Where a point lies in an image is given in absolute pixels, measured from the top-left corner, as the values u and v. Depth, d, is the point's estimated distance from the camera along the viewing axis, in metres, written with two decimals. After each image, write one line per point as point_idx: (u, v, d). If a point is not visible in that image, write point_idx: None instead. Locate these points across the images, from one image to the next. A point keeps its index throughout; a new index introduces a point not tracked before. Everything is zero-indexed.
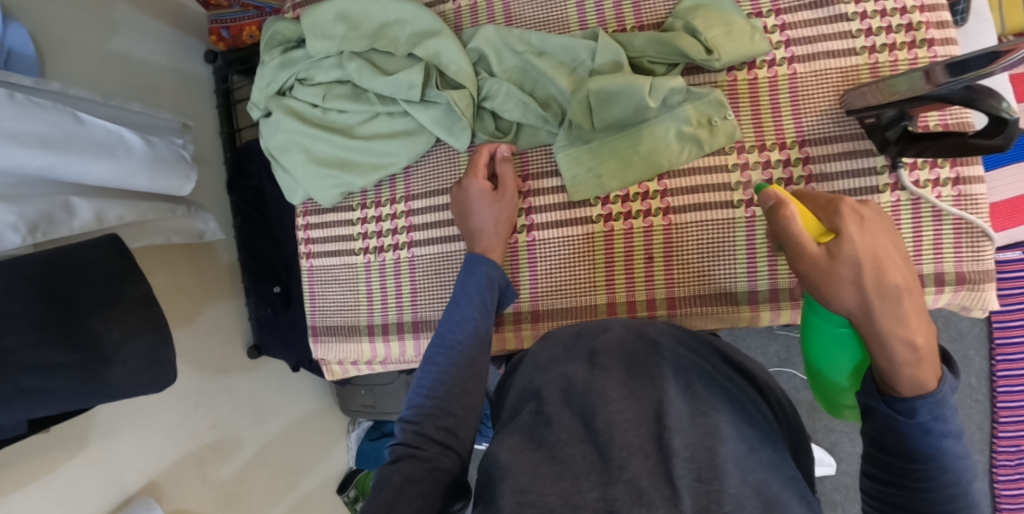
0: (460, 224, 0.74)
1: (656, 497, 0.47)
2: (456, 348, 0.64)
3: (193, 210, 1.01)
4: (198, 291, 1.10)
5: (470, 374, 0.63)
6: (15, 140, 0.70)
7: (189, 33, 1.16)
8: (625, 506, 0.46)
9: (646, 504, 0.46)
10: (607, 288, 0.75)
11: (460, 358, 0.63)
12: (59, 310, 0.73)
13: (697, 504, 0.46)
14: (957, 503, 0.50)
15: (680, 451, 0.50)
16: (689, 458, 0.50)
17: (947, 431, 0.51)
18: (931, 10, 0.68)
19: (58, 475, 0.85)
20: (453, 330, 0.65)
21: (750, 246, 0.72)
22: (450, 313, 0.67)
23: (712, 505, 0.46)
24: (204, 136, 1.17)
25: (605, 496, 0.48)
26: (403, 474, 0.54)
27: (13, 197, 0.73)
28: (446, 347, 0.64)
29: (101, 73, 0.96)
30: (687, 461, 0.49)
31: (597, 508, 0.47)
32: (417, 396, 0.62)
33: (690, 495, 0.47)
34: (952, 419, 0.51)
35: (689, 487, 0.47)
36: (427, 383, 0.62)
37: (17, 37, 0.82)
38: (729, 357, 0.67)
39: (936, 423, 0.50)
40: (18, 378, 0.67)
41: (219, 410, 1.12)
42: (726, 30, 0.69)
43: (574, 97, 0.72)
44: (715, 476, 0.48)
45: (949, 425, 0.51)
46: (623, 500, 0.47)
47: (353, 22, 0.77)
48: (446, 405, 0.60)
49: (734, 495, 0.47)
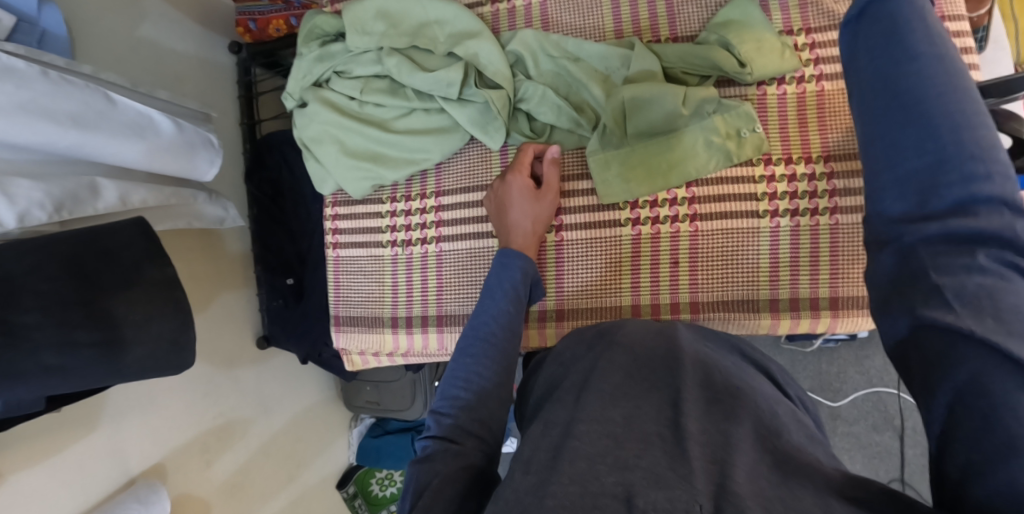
0: (497, 217, 0.76)
1: (672, 479, 0.48)
2: (488, 340, 0.65)
3: (214, 197, 1.01)
4: (213, 278, 1.10)
5: (500, 367, 0.64)
6: (47, 118, 0.70)
7: (216, 24, 1.17)
8: (643, 490, 0.47)
9: (664, 485, 0.47)
10: (631, 290, 0.77)
11: (492, 350, 0.64)
12: (83, 288, 0.73)
13: (714, 485, 0.47)
14: (961, 203, 0.51)
15: (695, 434, 0.52)
16: (706, 442, 0.52)
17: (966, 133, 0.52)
18: (955, 36, 0.71)
19: (66, 457, 0.85)
20: (487, 323, 0.67)
21: (773, 256, 0.74)
22: (482, 306, 0.69)
23: (728, 481, 0.47)
24: (225, 125, 1.17)
25: (624, 481, 0.48)
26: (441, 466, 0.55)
27: (41, 175, 0.74)
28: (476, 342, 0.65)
29: (129, 58, 0.97)
30: (701, 444, 0.51)
31: (617, 493, 0.48)
32: (452, 387, 0.63)
33: (704, 477, 0.48)
34: (920, 44, 0.57)
35: (702, 467, 0.49)
36: (461, 374, 0.63)
37: (51, 18, 0.82)
38: (750, 356, 0.68)
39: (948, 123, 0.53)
40: (42, 356, 0.68)
41: (226, 398, 1.12)
42: (757, 45, 0.71)
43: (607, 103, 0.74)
44: (726, 455, 0.50)
45: (949, 95, 0.54)
46: (641, 484, 0.48)
47: (394, 19, 0.79)
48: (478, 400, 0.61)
49: (744, 469, 0.49)
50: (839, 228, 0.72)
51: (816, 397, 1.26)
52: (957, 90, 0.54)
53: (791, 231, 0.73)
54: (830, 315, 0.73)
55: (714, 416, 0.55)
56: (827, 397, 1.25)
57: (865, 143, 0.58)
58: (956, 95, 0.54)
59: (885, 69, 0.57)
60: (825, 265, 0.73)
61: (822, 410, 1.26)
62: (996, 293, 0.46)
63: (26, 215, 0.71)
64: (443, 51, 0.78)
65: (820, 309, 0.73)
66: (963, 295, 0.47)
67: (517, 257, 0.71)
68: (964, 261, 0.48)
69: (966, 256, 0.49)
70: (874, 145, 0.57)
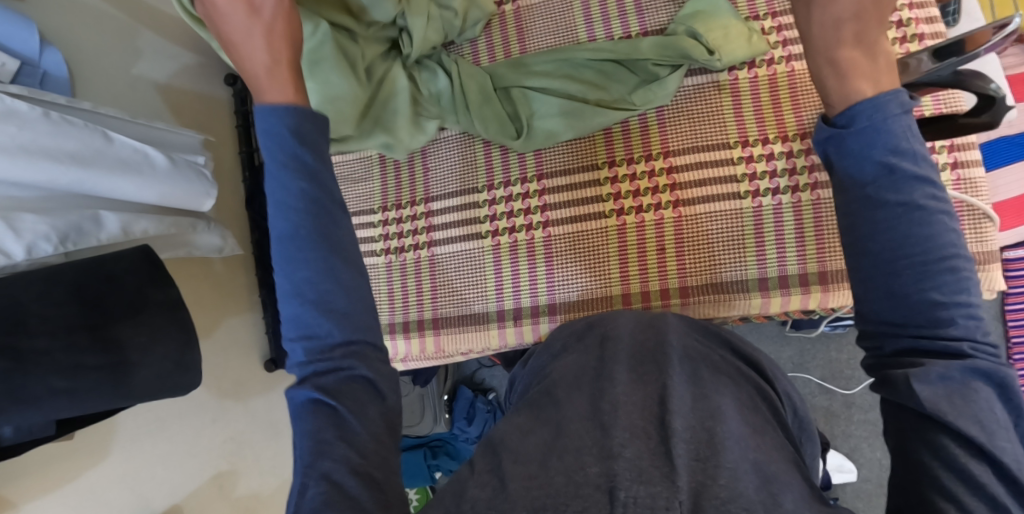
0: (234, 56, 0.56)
1: (655, 475, 0.47)
2: (295, 225, 0.51)
3: (212, 225, 1.03)
4: (218, 304, 1.12)
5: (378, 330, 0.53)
6: (47, 155, 0.73)
7: (212, 58, 1.22)
8: (626, 483, 0.46)
9: (645, 481, 0.46)
10: (620, 279, 0.78)
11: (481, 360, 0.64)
12: (91, 314, 0.75)
13: (695, 480, 0.47)
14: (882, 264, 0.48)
15: (680, 432, 0.51)
16: (689, 440, 0.50)
17: (901, 180, 0.45)
18: (919, 7, 0.72)
19: (78, 484, 0.87)
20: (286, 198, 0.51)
21: (757, 236, 0.74)
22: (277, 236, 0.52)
23: (710, 480, 0.47)
24: (224, 154, 1.21)
25: (607, 472, 0.48)
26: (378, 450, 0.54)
27: (47, 210, 0.77)
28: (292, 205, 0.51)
29: (127, 96, 1.01)
30: (687, 442, 0.50)
31: (600, 485, 0.47)
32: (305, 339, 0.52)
33: (688, 474, 0.47)
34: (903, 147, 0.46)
35: (686, 464, 0.48)
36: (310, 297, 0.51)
37: (52, 61, 0.86)
38: (739, 351, 0.68)
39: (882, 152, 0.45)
40: (50, 379, 0.69)
41: (236, 423, 1.13)
42: (724, 33, 0.73)
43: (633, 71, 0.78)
44: (713, 454, 0.49)
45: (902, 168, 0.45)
46: (625, 475, 0.47)
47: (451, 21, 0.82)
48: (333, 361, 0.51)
49: (732, 469, 0.48)
50: (822, 202, 0.73)
51: (826, 386, 1.25)
52: None
53: (774, 211, 0.74)
54: (821, 290, 0.73)
55: (700, 411, 0.54)
56: (838, 385, 1.24)
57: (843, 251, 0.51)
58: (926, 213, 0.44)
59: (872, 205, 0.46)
60: (811, 242, 0.73)
61: (835, 399, 1.25)
62: (959, 397, 0.41)
63: (33, 248, 0.74)
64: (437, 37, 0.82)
65: (810, 284, 0.73)
66: (930, 390, 0.41)
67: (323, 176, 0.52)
68: (933, 370, 0.42)
69: (940, 368, 0.41)
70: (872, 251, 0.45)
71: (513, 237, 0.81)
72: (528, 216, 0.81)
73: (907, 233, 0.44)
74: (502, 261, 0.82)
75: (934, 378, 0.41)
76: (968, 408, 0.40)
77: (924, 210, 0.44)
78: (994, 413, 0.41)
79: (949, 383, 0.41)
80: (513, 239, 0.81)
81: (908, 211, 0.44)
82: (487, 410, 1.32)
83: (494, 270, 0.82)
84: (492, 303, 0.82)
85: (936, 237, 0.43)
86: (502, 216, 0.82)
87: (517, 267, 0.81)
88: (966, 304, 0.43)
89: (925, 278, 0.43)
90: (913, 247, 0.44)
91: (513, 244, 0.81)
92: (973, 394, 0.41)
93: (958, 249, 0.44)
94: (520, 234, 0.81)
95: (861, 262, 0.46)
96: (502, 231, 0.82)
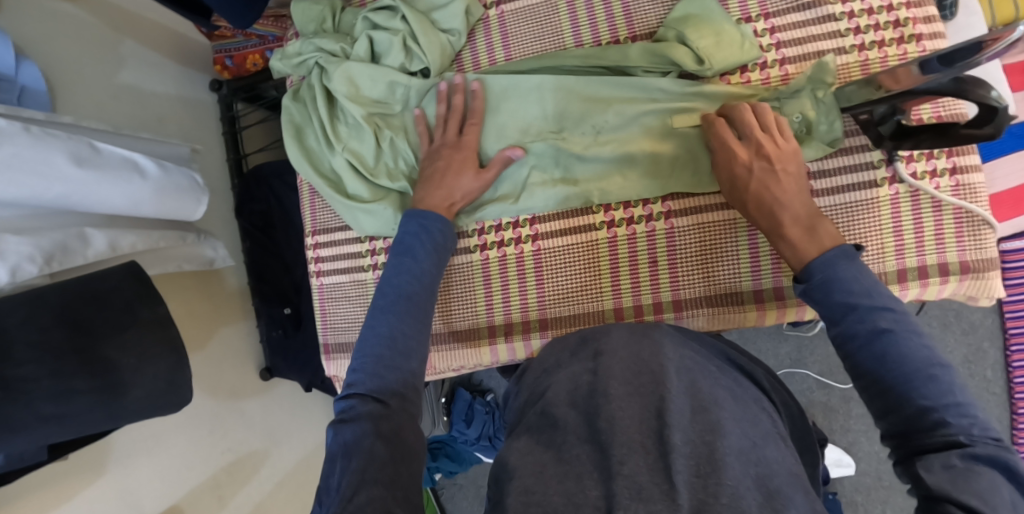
0: None
1: (655, 493, 0.46)
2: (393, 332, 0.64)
3: (202, 237, 1.03)
4: (210, 314, 1.11)
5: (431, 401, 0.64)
6: (29, 172, 0.71)
7: (195, 65, 1.19)
8: (625, 501, 0.46)
9: (646, 499, 0.45)
10: (613, 293, 0.77)
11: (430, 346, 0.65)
12: (78, 337, 0.74)
13: (697, 499, 0.46)
14: (888, 358, 0.53)
15: (680, 447, 0.50)
16: (690, 455, 0.49)
17: (867, 306, 0.56)
18: (916, 6, 0.70)
19: (76, 504, 0.86)
20: (408, 281, 0.68)
21: (752, 246, 0.73)
22: (392, 263, 0.70)
23: (711, 499, 0.46)
24: (211, 162, 1.19)
25: (607, 494, 0.47)
26: (374, 436, 0.56)
27: (30, 230, 0.75)
28: (400, 285, 0.68)
29: (110, 107, 0.98)
30: (687, 456, 0.49)
31: (599, 506, 0.47)
32: (375, 345, 0.64)
33: (689, 491, 0.46)
34: (864, 275, 0.58)
35: (687, 482, 0.47)
36: (384, 329, 0.65)
37: (29, 75, 0.84)
38: (734, 361, 0.66)
39: (836, 285, 0.58)
40: (37, 406, 0.68)
41: (233, 433, 1.12)
42: (716, 39, 0.71)
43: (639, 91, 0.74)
44: (714, 471, 0.48)
45: (860, 285, 0.57)
46: (624, 494, 0.46)
47: (454, 44, 0.81)
48: (387, 376, 0.61)
49: (734, 486, 0.47)
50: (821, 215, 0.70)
51: (824, 382, 1.24)
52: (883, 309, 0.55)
53: None
54: None
55: (699, 426, 0.52)
56: (835, 380, 1.24)
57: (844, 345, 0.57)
58: (878, 322, 0.55)
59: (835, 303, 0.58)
60: None
61: (833, 394, 1.24)
62: (962, 479, 0.45)
63: (17, 270, 0.72)
64: (418, 65, 0.80)
65: None
66: (934, 477, 0.47)
67: (428, 218, 0.72)
68: (931, 461, 0.48)
69: (937, 457, 0.48)
70: (881, 355, 0.54)
71: (503, 250, 0.80)
72: (516, 230, 0.79)
73: (887, 353, 0.53)
74: (492, 274, 0.81)
75: (943, 467, 0.47)
76: (971, 486, 0.45)
77: (891, 335, 0.54)
78: (999, 491, 0.44)
79: (951, 470, 0.46)
80: (502, 253, 0.80)
81: (877, 337, 0.54)
82: (485, 412, 1.32)
83: (484, 283, 0.81)
84: (483, 317, 0.81)
85: (913, 347, 0.53)
86: (491, 230, 0.80)
87: (508, 280, 0.80)
88: (954, 403, 0.50)
89: (910, 391, 0.51)
90: (896, 365, 0.53)
91: (503, 258, 0.80)
92: (976, 478, 0.45)
93: (933, 358, 0.52)
94: (509, 249, 0.80)
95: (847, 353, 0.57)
96: (491, 245, 0.80)
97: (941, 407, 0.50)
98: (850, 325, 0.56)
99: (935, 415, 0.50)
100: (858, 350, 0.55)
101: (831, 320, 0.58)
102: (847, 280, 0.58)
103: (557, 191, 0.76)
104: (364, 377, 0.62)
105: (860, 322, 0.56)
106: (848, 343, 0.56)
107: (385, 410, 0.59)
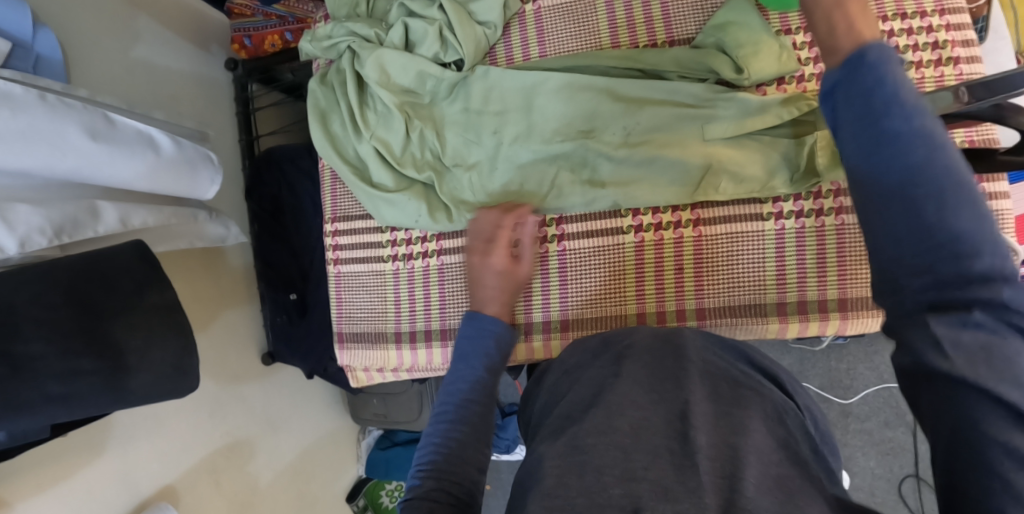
0: None
1: (680, 492, 0.46)
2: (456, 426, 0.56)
3: (214, 215, 1.00)
4: (215, 296, 1.09)
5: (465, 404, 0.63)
6: (43, 142, 0.69)
7: (212, 43, 1.17)
8: (651, 504, 0.45)
9: (674, 499, 0.45)
10: (636, 298, 0.77)
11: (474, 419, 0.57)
12: (86, 314, 0.73)
13: (723, 499, 0.45)
14: (916, 211, 0.38)
15: (704, 449, 0.49)
16: (714, 457, 0.49)
17: (889, 125, 0.39)
18: (956, 29, 0.70)
19: (72, 482, 0.84)
20: (467, 386, 0.60)
21: (778, 260, 0.74)
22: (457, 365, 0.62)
23: (736, 498, 0.45)
24: (224, 142, 1.17)
25: (630, 493, 0.47)
26: None
27: (41, 201, 0.73)
28: (455, 391, 0.60)
29: (124, 80, 0.97)
30: (710, 458, 0.49)
31: (623, 506, 0.46)
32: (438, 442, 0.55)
33: (716, 495, 0.46)
34: (904, 87, 0.40)
35: (711, 483, 0.47)
36: (437, 438, 0.56)
37: (46, 43, 0.82)
38: (758, 363, 0.66)
39: (875, 90, 0.40)
40: (44, 383, 0.66)
41: (232, 416, 1.11)
42: (754, 49, 0.71)
43: (673, 96, 0.74)
44: (737, 472, 0.48)
45: (895, 89, 0.40)
46: (650, 497, 0.46)
47: (489, 37, 0.80)
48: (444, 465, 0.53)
49: (754, 488, 0.46)
50: (846, 227, 0.72)
51: (825, 395, 1.25)
52: (916, 142, 0.39)
53: (796, 233, 0.73)
54: (839, 317, 0.73)
55: (722, 429, 0.52)
56: (837, 394, 1.25)
57: (866, 194, 0.41)
58: (933, 161, 0.38)
59: (873, 149, 0.40)
60: (832, 267, 0.73)
61: (833, 408, 1.25)
62: (996, 356, 0.36)
63: (26, 241, 0.70)
64: (450, 57, 0.79)
65: (829, 312, 0.73)
66: (961, 351, 0.36)
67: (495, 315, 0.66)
68: (956, 328, 0.37)
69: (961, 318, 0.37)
70: (890, 212, 0.40)
71: None
72: (542, 229, 0.79)
73: (903, 188, 0.39)
74: None
75: (963, 337, 0.37)
76: (1002, 368, 0.35)
77: (915, 159, 0.38)
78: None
79: (978, 337, 0.36)
80: None
81: (917, 174, 0.38)
82: None
83: None
84: None
85: (960, 193, 0.38)
86: None
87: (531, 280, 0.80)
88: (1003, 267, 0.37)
89: (949, 246, 0.37)
90: (912, 186, 0.39)
91: None
92: (1006, 350, 0.36)
93: (977, 199, 0.37)
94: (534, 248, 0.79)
95: (859, 158, 0.41)
96: None
97: (982, 243, 0.37)
98: (865, 138, 0.41)
99: (972, 251, 0.37)
100: (883, 214, 0.40)
101: (853, 160, 0.42)
102: (876, 74, 0.41)
103: (584, 193, 0.75)
104: (417, 480, 0.53)
105: (895, 126, 0.39)
106: (865, 167, 0.41)
107: (437, 508, 0.49)
